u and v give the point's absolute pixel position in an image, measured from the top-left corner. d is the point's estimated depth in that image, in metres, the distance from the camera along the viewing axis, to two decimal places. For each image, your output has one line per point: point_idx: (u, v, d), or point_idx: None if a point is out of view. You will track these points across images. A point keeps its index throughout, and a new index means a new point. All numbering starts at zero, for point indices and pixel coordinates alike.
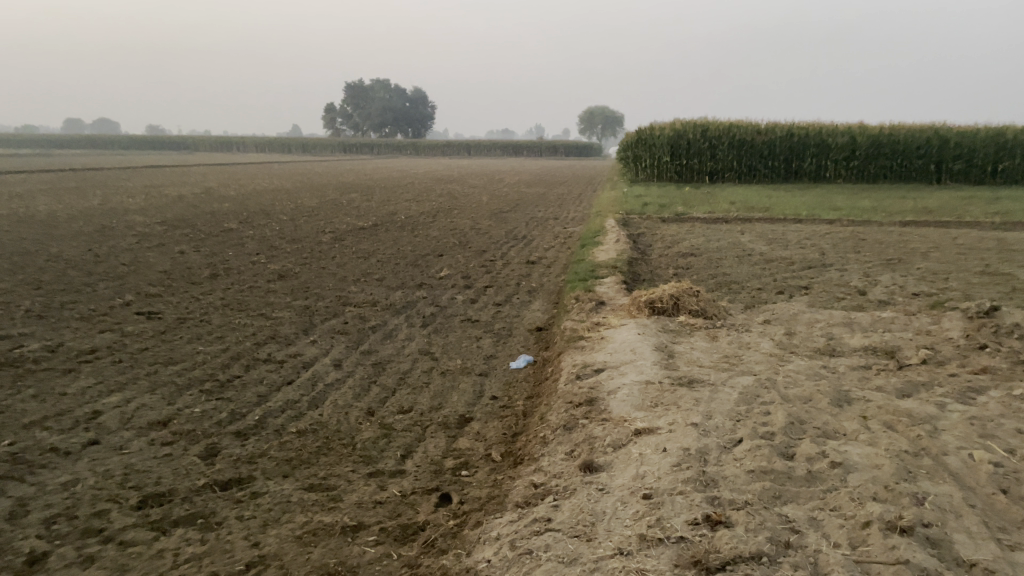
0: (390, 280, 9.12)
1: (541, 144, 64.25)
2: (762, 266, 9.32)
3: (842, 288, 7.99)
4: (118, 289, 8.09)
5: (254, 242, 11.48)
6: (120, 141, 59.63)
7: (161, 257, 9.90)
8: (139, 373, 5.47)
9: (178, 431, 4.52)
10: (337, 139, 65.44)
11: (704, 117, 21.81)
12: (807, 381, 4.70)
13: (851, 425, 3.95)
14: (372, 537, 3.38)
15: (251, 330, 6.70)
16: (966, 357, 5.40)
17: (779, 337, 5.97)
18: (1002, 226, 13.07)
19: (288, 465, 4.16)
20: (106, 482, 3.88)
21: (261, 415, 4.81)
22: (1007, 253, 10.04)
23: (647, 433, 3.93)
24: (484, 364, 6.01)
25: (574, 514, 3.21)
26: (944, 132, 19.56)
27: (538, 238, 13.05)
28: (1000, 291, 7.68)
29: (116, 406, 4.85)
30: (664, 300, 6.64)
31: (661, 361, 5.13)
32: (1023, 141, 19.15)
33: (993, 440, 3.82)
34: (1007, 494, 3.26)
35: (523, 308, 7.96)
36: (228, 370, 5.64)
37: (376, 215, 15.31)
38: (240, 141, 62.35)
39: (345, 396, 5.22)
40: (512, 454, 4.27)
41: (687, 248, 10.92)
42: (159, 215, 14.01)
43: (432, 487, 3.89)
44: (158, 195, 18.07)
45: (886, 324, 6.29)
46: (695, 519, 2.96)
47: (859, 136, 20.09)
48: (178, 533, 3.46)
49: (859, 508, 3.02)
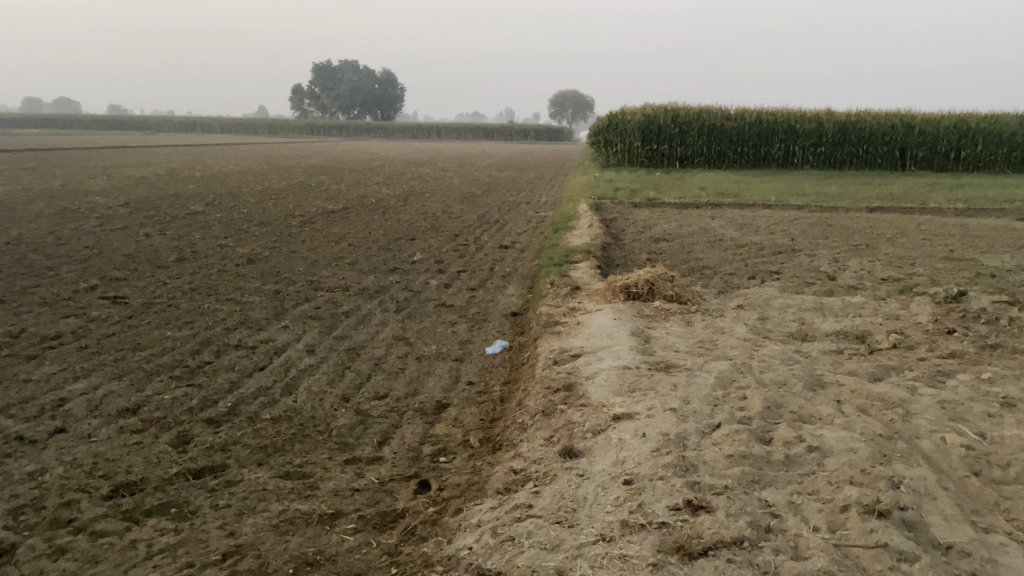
0: (362, 265, 9.02)
1: (511, 127, 63.99)
2: (734, 252, 9.39)
3: (813, 273, 8.09)
4: (82, 273, 7.89)
5: (221, 225, 11.29)
6: (80, 122, 58.15)
7: (126, 241, 9.68)
8: (105, 360, 5.35)
9: (149, 419, 4.43)
10: (304, 120, 64.55)
11: (675, 102, 21.86)
12: (782, 365, 4.75)
13: (826, 408, 3.99)
14: (351, 525, 3.34)
15: (221, 315, 6.58)
16: (935, 342, 5.49)
17: (753, 322, 6.01)
18: (965, 212, 13.32)
19: (262, 453, 4.09)
20: (74, 471, 3.78)
21: (234, 402, 4.73)
22: (971, 239, 10.23)
23: (626, 418, 3.94)
24: (459, 350, 5.98)
25: (555, 501, 3.20)
26: (909, 119, 19.85)
27: (511, 222, 13.00)
28: (966, 276, 7.82)
29: (84, 393, 4.73)
30: (638, 285, 6.64)
31: (637, 346, 5.14)
32: (984, 129, 19.50)
33: (964, 423, 3.89)
34: (979, 477, 3.32)
35: (497, 293, 7.93)
36: (198, 356, 5.54)
37: (346, 198, 15.13)
38: (205, 122, 61.28)
39: (320, 382, 5.16)
40: (490, 440, 4.24)
41: (659, 233, 10.96)
42: (122, 197, 13.71)
43: (410, 474, 3.86)
44: (121, 176, 17.67)
45: (857, 308, 6.37)
46: (676, 505, 2.97)
47: (827, 122, 20.26)
48: (151, 523, 3.39)
49: (836, 492, 3.06)
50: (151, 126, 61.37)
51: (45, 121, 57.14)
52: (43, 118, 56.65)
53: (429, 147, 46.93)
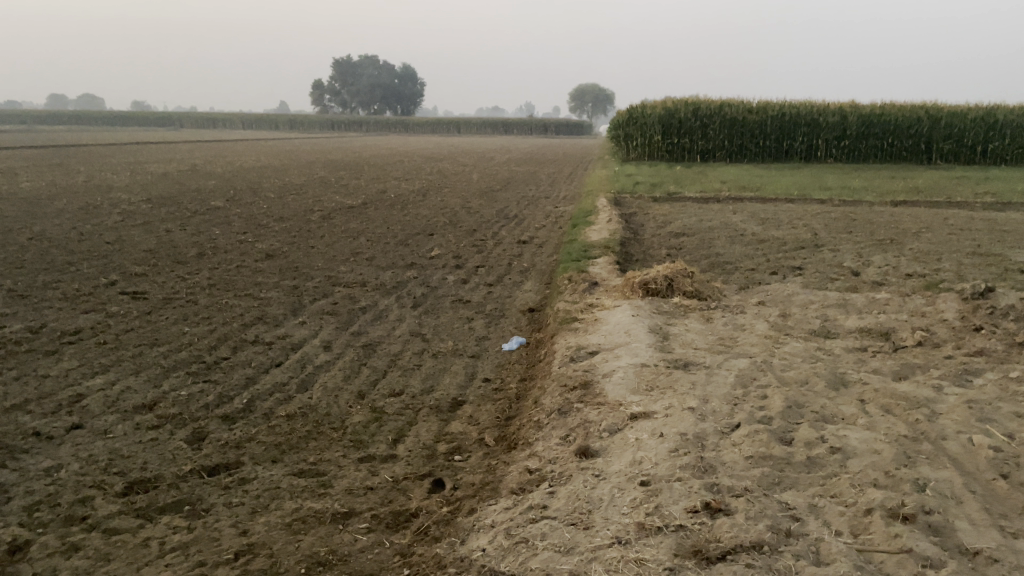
0: (380, 260, 9.00)
1: (530, 120, 63.84)
2: (755, 246, 9.26)
3: (836, 268, 7.95)
4: (103, 268, 7.94)
5: (241, 220, 11.31)
6: (105, 119, 58.77)
7: (147, 236, 9.73)
8: (123, 355, 5.36)
9: (165, 415, 4.43)
10: (324, 116, 64.80)
11: (695, 96, 21.67)
12: (803, 363, 4.65)
13: (850, 408, 3.90)
14: (364, 524, 3.31)
15: (239, 311, 6.59)
16: (961, 339, 5.37)
17: (774, 319, 5.92)
18: (993, 206, 13.07)
19: (277, 450, 4.07)
20: (90, 468, 3.78)
21: (249, 399, 4.72)
22: (999, 234, 10.03)
23: (643, 418, 3.87)
24: (476, 346, 5.93)
25: (570, 502, 3.14)
26: (935, 112, 19.51)
27: (529, 217, 12.94)
28: (993, 272, 7.65)
29: (101, 388, 4.75)
30: (657, 281, 6.56)
31: (656, 343, 5.06)
32: (1013, 121, 19.11)
33: (991, 424, 3.78)
34: (1007, 480, 3.22)
35: (515, 288, 7.88)
36: (215, 352, 5.54)
37: (365, 193, 15.14)
38: (226, 118, 61.74)
39: (335, 379, 5.14)
40: (505, 438, 4.20)
41: (679, 228, 10.85)
42: (144, 193, 13.81)
43: (424, 472, 3.82)
44: (144, 171, 17.83)
45: (881, 305, 6.25)
46: (694, 507, 2.90)
47: (851, 115, 19.96)
48: (164, 521, 3.38)
49: (859, 495, 2.97)
50: (175, 122, 61.96)
51: (71, 117, 57.81)
52: (70, 115, 57.31)
53: (449, 141, 46.85)
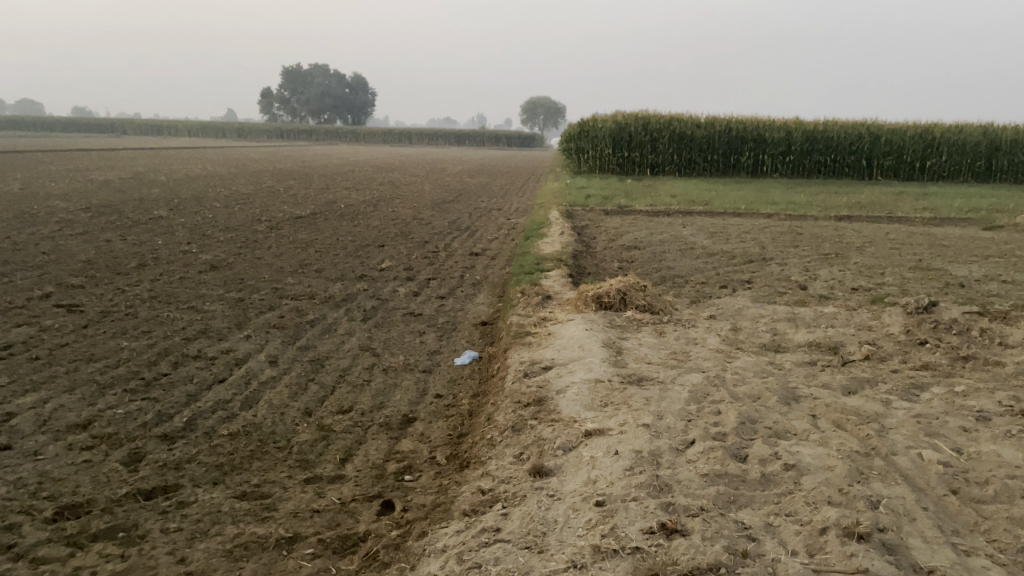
0: (329, 272, 8.82)
1: (482, 131, 64.02)
2: (705, 260, 9.35)
3: (784, 282, 8.07)
4: (37, 279, 7.62)
5: (185, 230, 11.00)
6: (46, 123, 56.84)
7: (85, 246, 9.39)
8: (57, 371, 5.10)
9: (100, 435, 4.21)
10: (273, 125, 63.69)
11: (645, 110, 21.93)
12: (755, 378, 4.67)
13: (802, 424, 3.90)
14: (310, 550, 3.18)
15: (181, 325, 6.35)
16: (907, 353, 5.45)
17: (726, 333, 5.95)
18: (932, 221, 13.45)
19: (218, 471, 3.90)
20: (18, 492, 3.57)
21: (190, 417, 4.52)
22: (938, 248, 10.31)
23: (597, 434, 3.82)
24: (427, 361, 5.82)
25: (525, 524, 3.06)
26: (876, 129, 20.10)
27: (482, 228, 12.90)
28: (935, 286, 7.84)
29: (31, 407, 4.50)
30: (610, 294, 6.55)
31: (609, 358, 5.02)
32: (949, 139, 19.76)
33: (940, 438, 3.83)
34: (958, 496, 3.25)
35: (467, 301, 7.79)
36: (155, 367, 5.31)
37: (315, 203, 14.87)
38: (171, 125, 60.45)
39: (281, 395, 4.97)
40: (457, 457, 4.10)
41: (630, 241, 10.90)
42: (84, 201, 13.32)
43: (373, 493, 3.69)
44: (84, 179, 17.28)
45: (830, 319, 6.33)
46: (650, 528, 2.85)
47: (796, 131, 20.46)
48: (96, 548, 3.19)
49: (814, 513, 2.96)
50: (120, 130, 60.29)
51: (5, 121, 55.81)
52: (10, 119, 55.13)
53: (400, 150, 46.67)
